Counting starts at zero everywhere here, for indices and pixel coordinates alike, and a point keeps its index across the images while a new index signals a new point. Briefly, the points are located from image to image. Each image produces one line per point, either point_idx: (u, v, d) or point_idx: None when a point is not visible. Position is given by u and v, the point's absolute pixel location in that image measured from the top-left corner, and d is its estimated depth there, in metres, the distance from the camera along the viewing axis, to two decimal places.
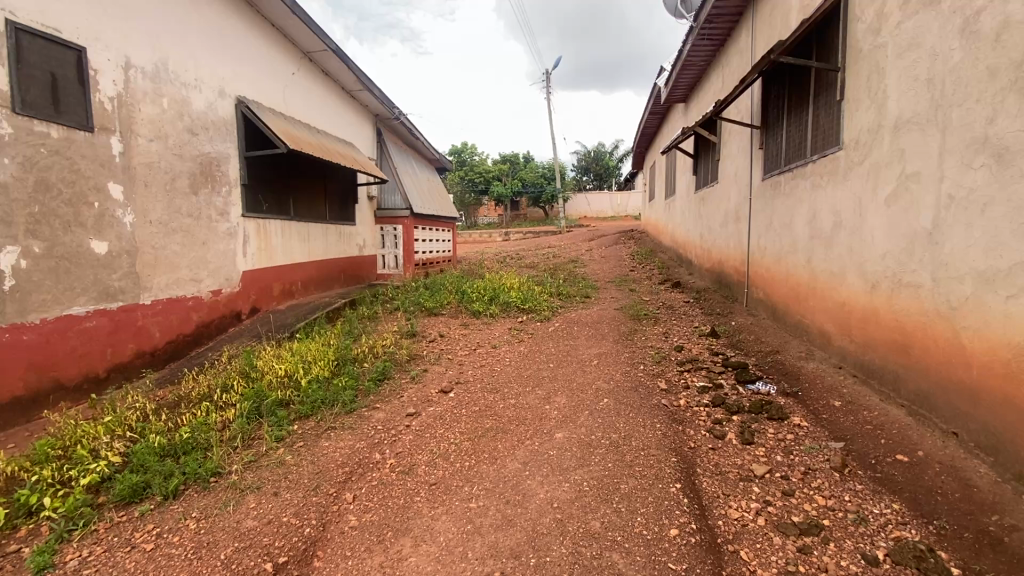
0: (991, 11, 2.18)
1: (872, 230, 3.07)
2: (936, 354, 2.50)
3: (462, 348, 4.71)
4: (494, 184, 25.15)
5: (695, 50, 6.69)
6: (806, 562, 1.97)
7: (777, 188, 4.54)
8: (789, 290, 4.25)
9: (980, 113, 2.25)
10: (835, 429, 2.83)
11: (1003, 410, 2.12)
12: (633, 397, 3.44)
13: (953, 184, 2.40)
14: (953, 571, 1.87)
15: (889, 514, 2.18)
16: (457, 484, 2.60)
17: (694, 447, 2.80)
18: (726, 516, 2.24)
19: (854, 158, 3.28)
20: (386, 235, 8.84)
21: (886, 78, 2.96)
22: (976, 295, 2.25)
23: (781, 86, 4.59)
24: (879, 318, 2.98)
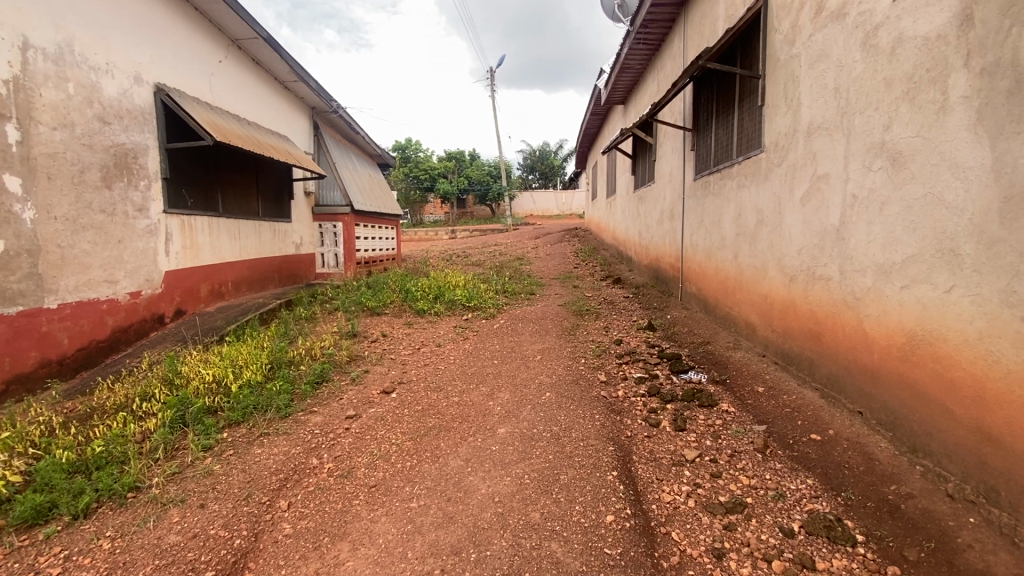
0: (887, 27, 2.40)
1: (789, 227, 3.30)
2: (843, 340, 2.74)
3: (405, 347, 4.64)
4: (439, 182, 24.91)
5: (632, 53, 6.90)
6: (730, 538, 2.09)
7: (707, 187, 4.79)
8: (718, 285, 4.50)
9: (878, 120, 2.47)
10: (757, 413, 3.04)
11: (899, 389, 2.35)
12: (575, 390, 3.52)
13: (856, 185, 2.63)
14: (857, 537, 2.04)
15: (804, 489, 2.36)
16: (398, 485, 2.56)
17: (630, 436, 2.91)
18: (659, 500, 2.34)
19: (773, 160, 3.52)
20: (325, 233, 8.50)
21: (801, 85, 3.19)
22: (876, 287, 2.48)
23: (710, 91, 4.84)
24: (796, 309, 3.21)
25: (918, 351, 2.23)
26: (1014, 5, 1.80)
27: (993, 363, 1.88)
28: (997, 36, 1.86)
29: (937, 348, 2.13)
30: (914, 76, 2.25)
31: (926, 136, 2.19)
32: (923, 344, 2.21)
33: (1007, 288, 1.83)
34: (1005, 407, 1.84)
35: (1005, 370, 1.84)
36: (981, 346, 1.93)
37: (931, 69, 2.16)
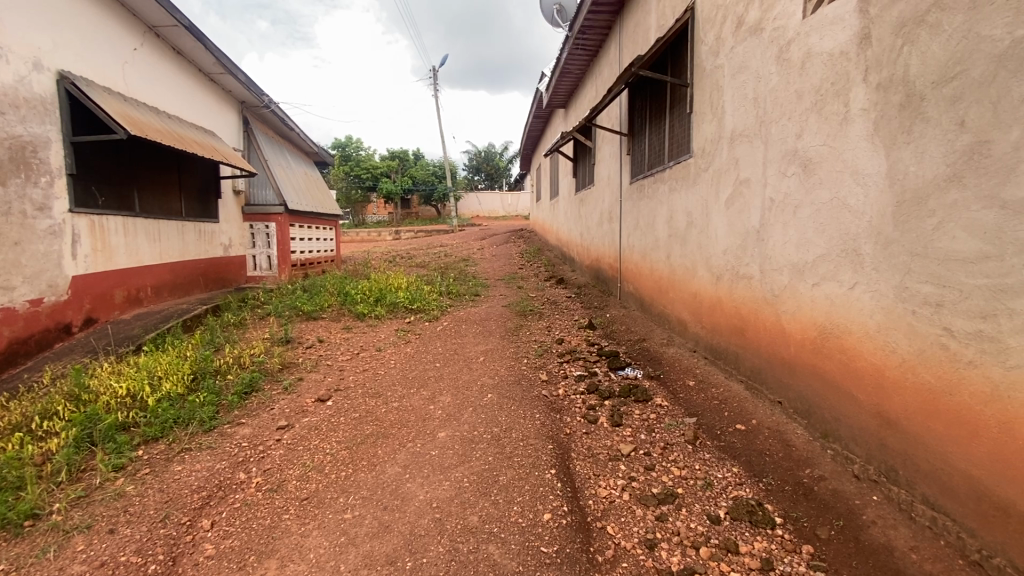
0: (798, 43, 2.60)
1: (716, 229, 3.49)
2: (764, 335, 2.93)
3: (343, 353, 4.48)
4: (382, 181, 24.33)
5: (571, 58, 7.04)
6: (662, 528, 2.16)
7: (642, 190, 4.97)
8: (653, 284, 4.68)
9: (791, 129, 2.66)
10: (688, 406, 3.18)
11: (812, 379, 2.53)
12: (516, 390, 3.53)
13: (774, 189, 2.81)
14: (776, 520, 2.17)
15: (729, 477, 2.48)
16: (332, 496, 2.47)
17: (569, 433, 2.95)
18: (596, 495, 2.39)
19: (701, 164, 3.70)
20: (256, 233, 8.07)
21: (724, 94, 3.38)
22: (791, 284, 2.66)
23: (643, 98, 5.02)
24: (723, 306, 3.39)
25: (828, 344, 2.41)
26: (904, 26, 1.98)
27: (890, 353, 2.07)
28: (889, 54, 2.05)
29: (844, 340, 2.31)
30: (821, 88, 2.44)
31: (832, 145, 2.37)
32: (832, 337, 2.39)
33: (899, 284, 2.01)
34: (901, 393, 2.02)
35: (900, 359, 2.02)
36: (879, 337, 2.11)
37: (836, 83, 2.35)
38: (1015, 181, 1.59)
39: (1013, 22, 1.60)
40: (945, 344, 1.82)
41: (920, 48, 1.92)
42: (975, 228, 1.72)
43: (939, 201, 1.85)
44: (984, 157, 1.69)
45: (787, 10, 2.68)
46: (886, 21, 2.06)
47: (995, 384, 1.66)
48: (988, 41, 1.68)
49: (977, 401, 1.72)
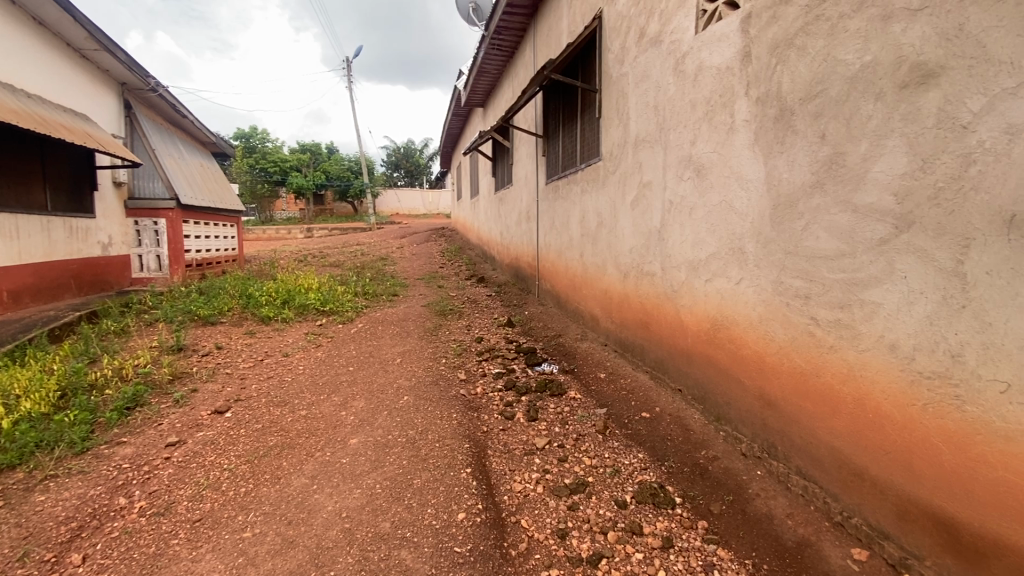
0: (692, 57, 2.81)
1: (623, 229, 3.68)
2: (666, 328, 3.14)
3: (245, 360, 4.16)
4: (292, 176, 22.96)
5: (488, 58, 7.06)
6: (573, 517, 2.23)
7: (557, 191, 5.12)
8: (568, 281, 4.84)
9: (687, 137, 2.88)
10: (600, 397, 3.33)
11: (707, 367, 2.76)
12: (433, 390, 3.48)
13: (673, 193, 3.02)
14: (676, 500, 2.32)
15: (635, 463, 2.62)
16: (229, 515, 2.29)
17: (486, 431, 2.97)
18: (510, 490, 2.42)
19: (609, 167, 3.88)
20: (142, 230, 7.27)
21: (629, 101, 3.58)
22: (689, 280, 2.88)
23: (557, 101, 5.16)
24: (630, 301, 3.59)
25: (719, 334, 2.63)
26: (777, 47, 2.21)
27: (769, 341, 2.30)
28: (766, 71, 2.27)
29: (732, 330, 2.54)
30: (711, 100, 2.65)
31: (720, 152, 2.59)
32: (722, 328, 2.61)
33: (776, 280, 2.24)
34: (779, 377, 2.25)
35: (777, 346, 2.25)
36: (761, 327, 2.34)
37: (723, 95, 2.57)
38: (863, 189, 1.83)
39: (861, 48, 1.83)
40: (812, 332, 2.06)
41: (790, 67, 2.14)
42: (834, 229, 1.96)
43: (806, 205, 2.08)
44: (841, 167, 1.92)
45: (683, 25, 2.89)
46: (764, 40, 2.28)
47: (851, 366, 1.90)
48: (842, 64, 1.91)
49: (838, 381, 1.95)
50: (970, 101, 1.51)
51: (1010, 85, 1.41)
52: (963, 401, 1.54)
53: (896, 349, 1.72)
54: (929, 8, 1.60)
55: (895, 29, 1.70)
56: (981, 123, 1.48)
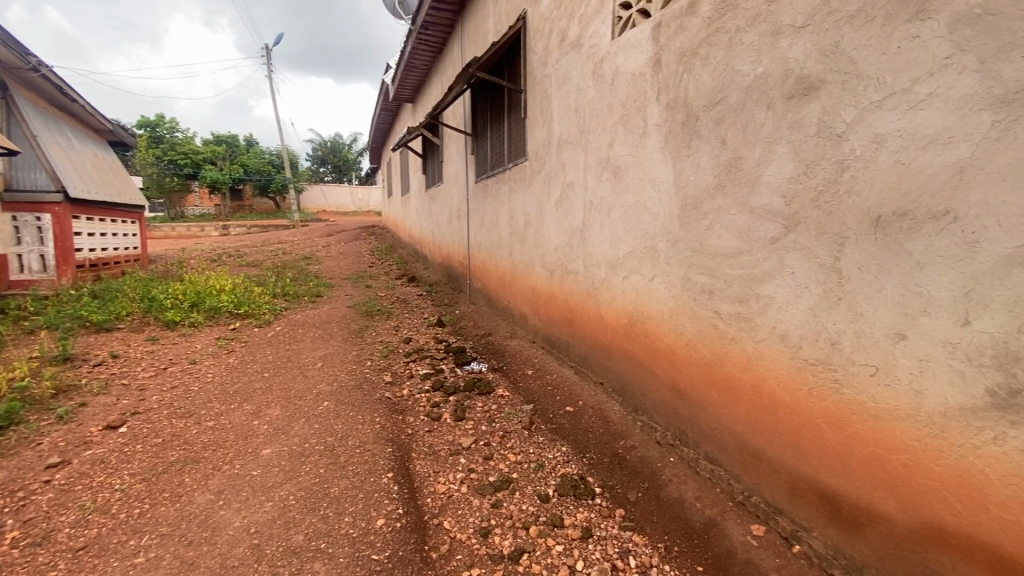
0: (609, 61, 2.90)
1: (548, 227, 3.75)
2: (588, 324, 3.24)
3: (144, 370, 3.80)
4: (206, 169, 21.35)
5: (415, 53, 6.93)
6: (496, 515, 2.24)
7: (485, 190, 5.12)
8: (498, 279, 4.86)
9: (605, 139, 2.98)
10: (526, 393, 3.38)
11: (625, 360, 2.87)
12: (356, 394, 3.36)
13: (593, 193, 3.12)
14: (596, 490, 2.40)
15: (558, 456, 2.68)
16: (120, 540, 2.08)
17: (410, 433, 2.91)
18: (434, 492, 2.38)
19: (534, 167, 3.94)
20: (21, 227, 6.39)
21: (552, 103, 3.64)
22: (608, 278, 2.99)
23: (484, 100, 5.16)
24: (556, 299, 3.66)
25: (636, 329, 2.75)
26: (684, 55, 2.33)
27: (679, 334, 2.43)
28: (675, 78, 2.39)
29: (646, 325, 2.66)
30: (627, 104, 2.76)
31: (635, 154, 2.70)
32: (638, 323, 2.73)
33: (685, 276, 2.38)
34: (688, 368, 2.38)
35: (686, 339, 2.39)
36: (672, 321, 2.47)
37: (637, 100, 2.68)
38: (758, 192, 1.98)
39: (755, 60, 1.97)
40: (716, 325, 2.20)
41: (695, 76, 2.27)
42: (733, 229, 2.10)
43: (709, 205, 2.22)
44: (739, 170, 2.06)
45: (600, 30, 2.98)
46: (672, 48, 2.40)
47: (749, 355, 2.05)
48: (739, 74, 2.05)
49: (738, 370, 2.10)
50: (843, 112, 1.66)
51: (875, 99, 1.57)
52: (840, 384, 1.70)
53: (786, 338, 1.88)
54: (810, 26, 1.75)
55: (782, 44, 1.85)
56: (852, 132, 1.64)
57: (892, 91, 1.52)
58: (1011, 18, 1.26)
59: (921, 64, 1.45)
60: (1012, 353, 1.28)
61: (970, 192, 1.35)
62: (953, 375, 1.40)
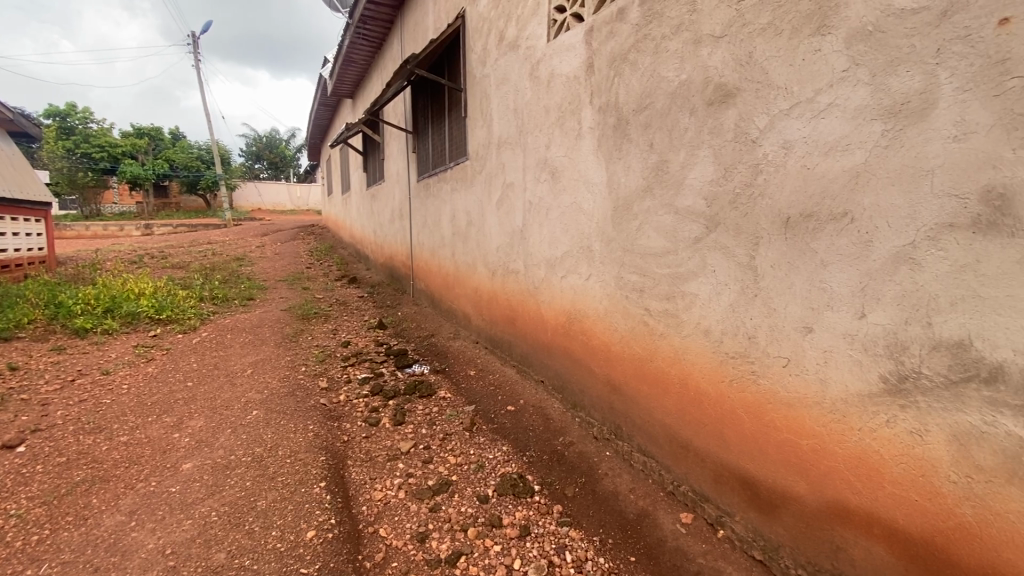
0: (545, 63, 2.93)
1: (489, 227, 3.75)
2: (528, 322, 3.27)
3: (48, 382, 3.46)
4: (125, 164, 19.79)
5: (354, 48, 6.73)
6: (434, 519, 2.20)
7: (427, 189, 5.05)
8: (441, 280, 4.81)
9: (542, 140, 3.01)
10: (468, 394, 3.36)
11: (564, 358, 2.92)
12: (289, 402, 3.22)
13: (532, 194, 3.15)
14: (535, 488, 2.42)
15: (499, 456, 2.68)
16: (12, 571, 1.88)
17: (346, 440, 2.81)
18: (369, 500, 2.32)
19: (475, 167, 3.92)
20: None
21: (491, 103, 3.64)
22: (547, 277, 3.02)
23: (425, 98, 5.08)
24: (497, 298, 3.67)
25: (573, 327, 2.80)
26: (615, 60, 2.40)
27: (613, 331, 2.49)
28: (606, 82, 2.45)
29: (583, 322, 2.72)
30: (562, 106, 2.81)
31: (571, 156, 2.75)
32: (576, 321, 2.78)
33: (618, 275, 2.44)
34: (622, 363, 2.45)
35: (620, 336, 2.45)
36: (607, 319, 2.52)
37: (572, 102, 2.73)
38: (683, 194, 2.06)
39: (679, 67, 2.05)
40: (647, 322, 2.27)
41: (625, 80, 2.34)
42: (661, 229, 2.18)
43: (640, 207, 2.29)
44: (665, 173, 2.14)
45: (537, 32, 3.01)
46: (604, 53, 2.46)
47: (676, 350, 2.13)
48: (664, 80, 2.13)
49: (667, 364, 2.18)
50: (757, 119, 1.76)
51: (784, 107, 1.67)
52: (757, 375, 1.80)
53: (709, 333, 1.97)
54: (727, 36, 1.84)
55: (703, 53, 1.94)
56: (764, 139, 1.74)
57: (798, 100, 1.63)
58: (896, 36, 1.37)
59: (822, 76, 1.56)
60: (901, 343, 1.40)
61: (865, 195, 1.46)
62: (853, 364, 1.51)
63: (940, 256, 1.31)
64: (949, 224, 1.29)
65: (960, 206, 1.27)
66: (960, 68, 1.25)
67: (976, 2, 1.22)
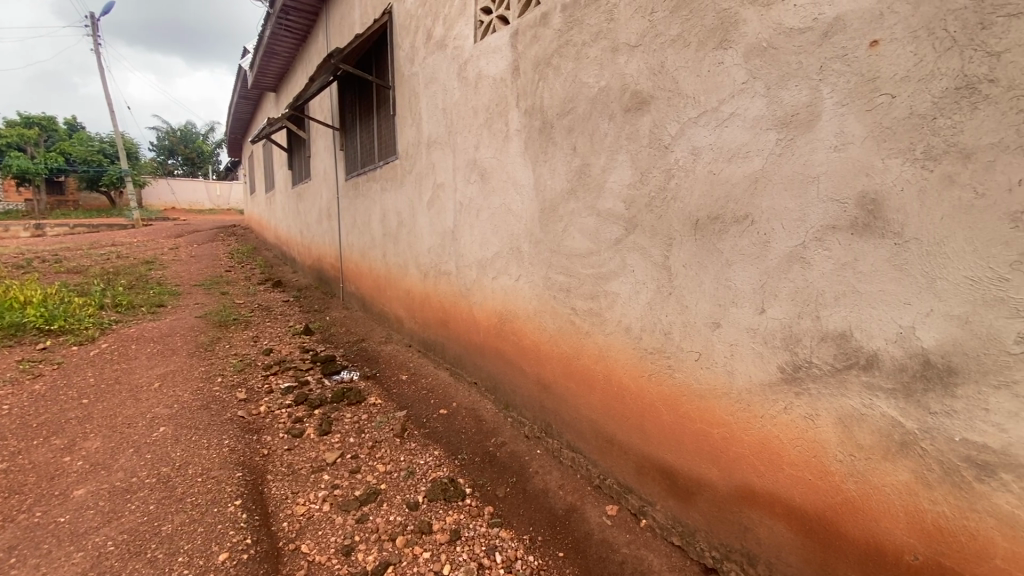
0: (472, 64, 2.93)
1: (420, 228, 3.69)
2: (461, 324, 3.25)
3: None
4: (10, 156, 17.66)
5: (275, 39, 6.39)
6: (360, 531, 2.13)
7: (356, 188, 4.89)
8: (371, 283, 4.68)
9: (471, 141, 3.00)
10: (400, 399, 3.29)
11: (496, 358, 2.93)
12: (202, 416, 3.00)
13: (462, 195, 3.13)
14: (466, 491, 2.40)
15: (430, 461, 2.64)
16: None
17: (266, 454, 2.66)
18: (291, 515, 2.21)
19: (404, 167, 3.85)
20: None
21: (420, 102, 3.58)
22: (478, 278, 3.02)
23: (352, 94, 4.92)
24: (429, 301, 3.62)
25: (504, 327, 2.81)
26: (539, 64, 2.43)
27: (543, 330, 2.53)
28: (532, 85, 2.48)
29: (514, 322, 2.74)
30: (490, 108, 2.81)
31: (499, 157, 2.76)
32: (507, 322, 2.79)
33: (546, 275, 2.48)
34: (551, 362, 2.49)
35: (549, 335, 2.49)
36: (536, 319, 2.56)
37: (499, 104, 2.74)
38: (604, 197, 2.13)
39: (598, 74, 2.11)
40: (573, 321, 2.33)
41: (549, 84, 2.38)
42: (585, 231, 2.24)
43: (565, 209, 2.34)
44: (587, 176, 2.20)
45: (464, 32, 2.99)
46: (529, 56, 2.48)
47: (601, 347, 2.19)
48: (586, 86, 2.18)
49: (593, 361, 2.24)
50: (669, 126, 1.85)
51: (692, 115, 1.77)
52: (673, 369, 1.89)
53: (630, 331, 2.05)
54: (642, 46, 1.92)
55: (620, 61, 2.01)
56: (675, 144, 1.83)
57: (704, 109, 1.73)
58: (786, 53, 1.49)
59: (725, 87, 1.66)
60: (795, 336, 1.52)
61: (763, 199, 1.58)
62: (755, 356, 1.63)
63: (826, 255, 1.44)
64: (832, 226, 1.42)
65: (840, 210, 1.40)
66: (839, 84, 1.38)
67: (851, 25, 1.34)
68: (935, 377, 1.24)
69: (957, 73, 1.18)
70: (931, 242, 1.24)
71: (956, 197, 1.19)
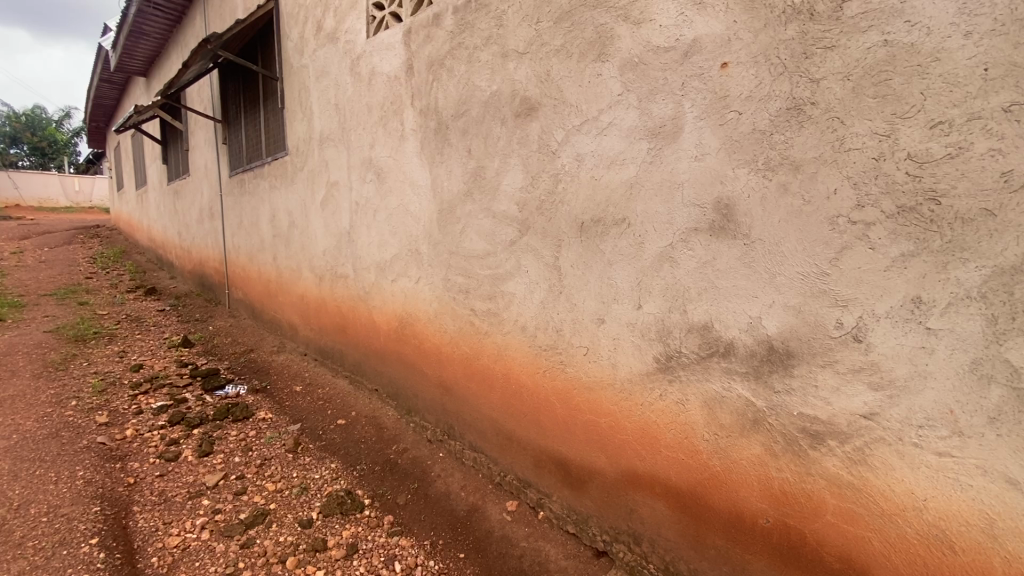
0: (365, 60, 2.84)
1: (314, 230, 3.51)
2: (359, 329, 3.14)
3: None
4: None
5: (143, 18, 5.71)
6: (246, 556, 1.98)
7: (242, 187, 4.53)
8: (261, 289, 4.36)
9: (366, 139, 2.91)
10: (293, 412, 3.10)
11: (396, 363, 2.86)
12: (51, 446, 2.60)
13: (357, 194, 3.03)
14: (364, 502, 2.32)
15: (326, 474, 2.51)
16: None
17: (133, 484, 2.38)
18: (162, 549, 1.99)
19: (295, 164, 3.63)
20: None
21: (311, 96, 3.40)
22: (377, 281, 2.94)
23: (236, 84, 4.54)
24: (325, 305, 3.46)
25: (405, 330, 2.76)
26: (432, 64, 2.41)
27: (443, 331, 2.51)
28: (425, 85, 2.46)
29: (415, 325, 2.70)
30: (384, 106, 2.75)
31: (395, 157, 2.71)
32: (407, 324, 2.74)
33: (445, 277, 2.48)
34: (452, 363, 2.49)
35: (449, 336, 2.48)
36: (436, 320, 2.54)
37: (393, 102, 2.68)
38: (498, 199, 2.17)
39: (489, 78, 2.15)
40: (472, 321, 2.34)
41: (442, 85, 2.37)
42: (481, 232, 2.27)
43: (461, 210, 2.35)
44: (481, 179, 2.23)
45: (355, 27, 2.89)
46: (422, 56, 2.46)
47: (499, 346, 2.23)
48: (479, 89, 2.20)
49: (492, 360, 2.27)
50: (555, 133, 1.93)
51: (576, 123, 1.86)
52: (565, 365, 1.98)
53: (525, 329, 2.10)
54: (529, 53, 1.98)
55: (510, 66, 2.06)
56: (562, 151, 1.91)
57: (586, 117, 1.82)
58: (654, 69, 1.62)
59: (603, 98, 1.76)
60: (667, 328, 1.66)
61: (637, 204, 1.70)
62: (635, 349, 1.75)
63: (690, 255, 1.58)
64: (694, 228, 1.56)
65: (701, 213, 1.55)
66: (698, 99, 1.52)
67: (706, 47, 1.49)
68: (778, 360, 1.42)
69: (788, 95, 1.35)
70: (771, 242, 1.41)
71: (790, 202, 1.37)
